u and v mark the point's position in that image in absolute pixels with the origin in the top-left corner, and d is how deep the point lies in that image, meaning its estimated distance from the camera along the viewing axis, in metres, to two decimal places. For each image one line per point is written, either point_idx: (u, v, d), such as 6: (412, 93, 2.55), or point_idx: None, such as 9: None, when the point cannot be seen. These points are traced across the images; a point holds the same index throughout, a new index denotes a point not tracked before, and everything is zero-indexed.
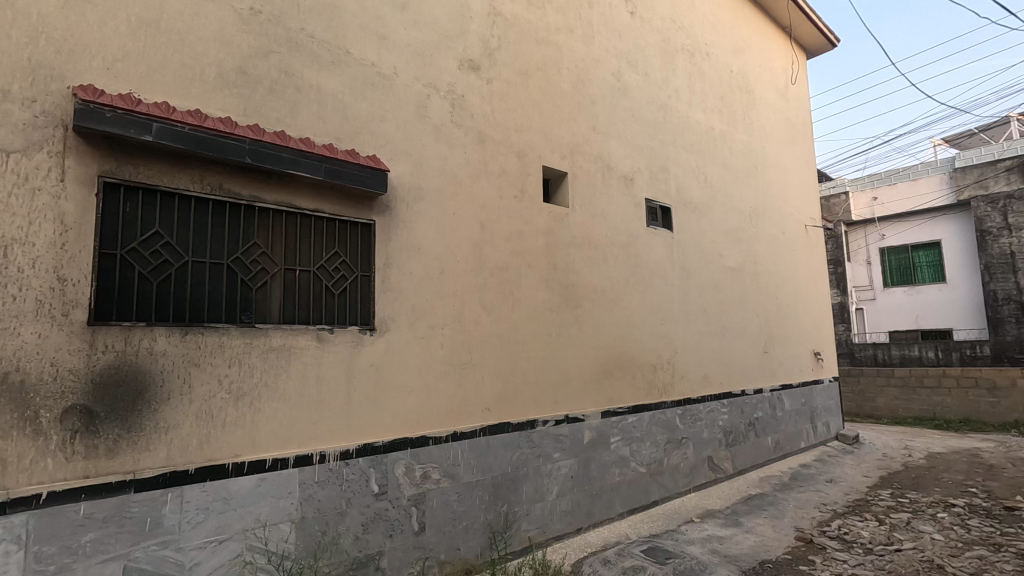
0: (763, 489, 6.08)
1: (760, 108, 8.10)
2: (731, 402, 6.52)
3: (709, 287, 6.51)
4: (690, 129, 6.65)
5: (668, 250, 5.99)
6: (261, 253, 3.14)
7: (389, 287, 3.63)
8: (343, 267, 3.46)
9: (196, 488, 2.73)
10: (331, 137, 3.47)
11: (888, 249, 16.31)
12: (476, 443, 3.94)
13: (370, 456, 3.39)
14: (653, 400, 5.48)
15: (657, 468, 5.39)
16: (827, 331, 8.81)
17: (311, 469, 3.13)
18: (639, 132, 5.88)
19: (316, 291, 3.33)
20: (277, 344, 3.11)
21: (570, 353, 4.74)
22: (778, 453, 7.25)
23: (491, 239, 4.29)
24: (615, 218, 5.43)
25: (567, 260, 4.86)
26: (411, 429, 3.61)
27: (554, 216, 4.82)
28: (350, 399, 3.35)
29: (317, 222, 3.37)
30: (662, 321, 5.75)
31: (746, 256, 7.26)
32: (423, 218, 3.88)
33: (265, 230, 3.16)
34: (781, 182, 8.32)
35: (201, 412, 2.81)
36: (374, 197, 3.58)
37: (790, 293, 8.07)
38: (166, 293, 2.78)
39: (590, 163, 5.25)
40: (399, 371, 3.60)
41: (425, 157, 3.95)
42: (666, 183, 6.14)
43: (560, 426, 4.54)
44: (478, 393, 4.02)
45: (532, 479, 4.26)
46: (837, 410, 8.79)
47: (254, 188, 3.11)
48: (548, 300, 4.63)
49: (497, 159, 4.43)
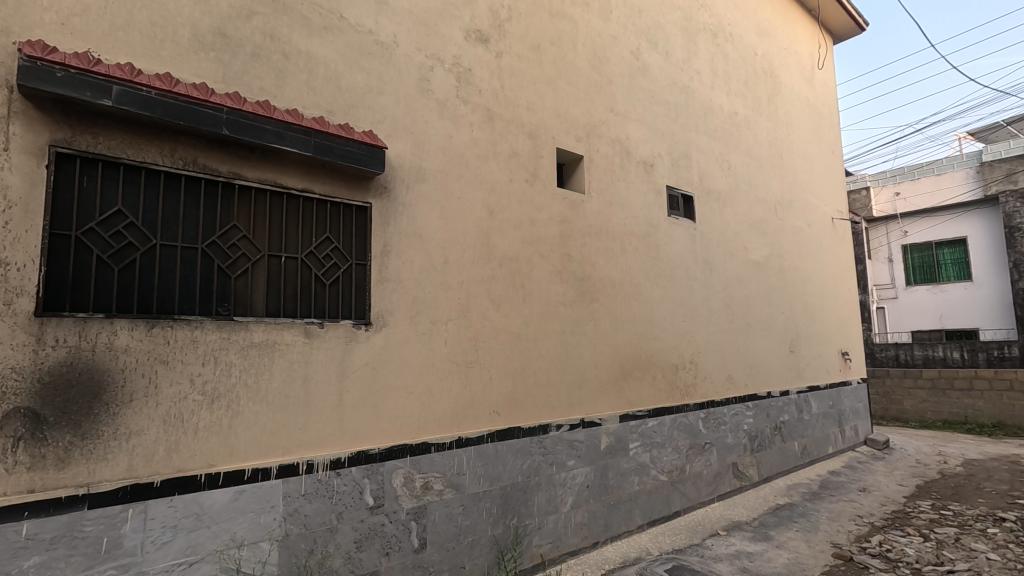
0: (792, 499, 5.67)
1: (786, 94, 7.66)
2: (757, 405, 6.11)
3: (733, 282, 6.09)
4: (714, 114, 6.23)
5: (690, 241, 5.59)
6: (242, 237, 2.80)
7: (388, 277, 3.27)
8: (335, 255, 3.12)
9: (163, 504, 2.39)
10: (322, 111, 3.12)
11: (911, 246, 15.70)
12: (483, 450, 3.58)
13: (365, 465, 3.04)
14: (674, 402, 5.09)
15: (679, 475, 5.00)
16: (855, 330, 8.34)
17: (297, 481, 2.79)
18: (659, 115, 5.48)
19: (305, 281, 2.99)
20: (259, 340, 2.76)
21: (586, 352, 4.36)
22: (805, 458, 6.81)
23: (500, 226, 3.93)
24: (635, 207, 5.04)
25: (583, 251, 4.49)
26: (410, 435, 3.25)
27: (569, 203, 4.44)
28: (342, 402, 3.00)
29: (306, 204, 3.03)
30: (684, 318, 5.35)
31: (771, 249, 6.83)
32: (426, 202, 3.52)
33: (247, 212, 2.82)
34: (807, 173, 7.87)
35: (170, 417, 2.47)
36: (370, 177, 3.23)
37: (817, 289, 7.62)
38: (130, 281, 2.45)
39: (608, 146, 4.87)
40: (396, 370, 3.24)
41: (429, 135, 3.59)
42: (688, 171, 5.74)
43: (575, 431, 4.17)
44: (485, 395, 3.66)
45: (545, 489, 3.89)
46: (866, 413, 8.32)
47: (234, 164, 2.77)
48: (563, 294, 4.26)
49: (507, 139, 4.07)
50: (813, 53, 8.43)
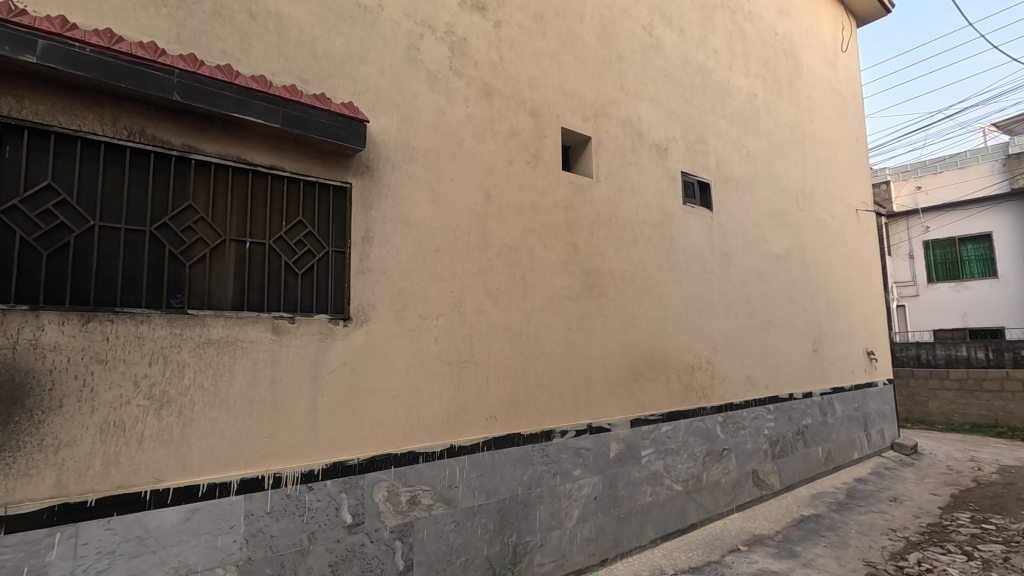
0: (818, 510, 5.26)
1: (808, 77, 7.21)
2: (778, 408, 5.70)
3: (753, 276, 5.68)
4: (732, 96, 5.81)
5: (706, 232, 5.19)
6: (199, 219, 2.46)
7: (370, 267, 2.92)
8: (309, 241, 2.77)
9: (97, 526, 2.06)
10: (294, 79, 2.78)
11: (933, 242, 15.03)
12: (478, 459, 3.22)
13: (342, 478, 2.69)
14: (690, 406, 4.70)
15: (695, 485, 4.61)
16: (880, 328, 7.88)
17: (262, 497, 2.45)
18: (674, 96, 5.08)
19: (274, 270, 2.65)
20: (217, 337, 2.42)
21: (594, 351, 3.99)
22: (829, 465, 6.39)
23: (498, 212, 3.56)
24: (647, 194, 4.66)
25: (590, 240, 4.11)
26: (395, 444, 2.90)
27: (575, 187, 4.06)
28: (316, 407, 2.66)
29: (276, 183, 2.69)
30: (700, 314, 4.95)
31: (792, 242, 6.40)
32: (415, 183, 3.17)
33: (205, 191, 2.49)
34: (830, 161, 7.42)
35: (108, 425, 2.14)
36: (349, 153, 2.88)
37: (841, 285, 7.17)
38: (62, 269, 2.12)
39: (617, 128, 4.49)
40: (379, 371, 2.89)
41: (418, 110, 3.23)
42: (704, 156, 5.33)
43: (581, 437, 3.80)
44: (481, 398, 3.31)
45: (548, 503, 3.53)
46: (892, 416, 7.86)
47: (189, 135, 2.43)
48: (568, 287, 3.89)
49: (507, 117, 3.70)
50: (836, 36, 7.97)
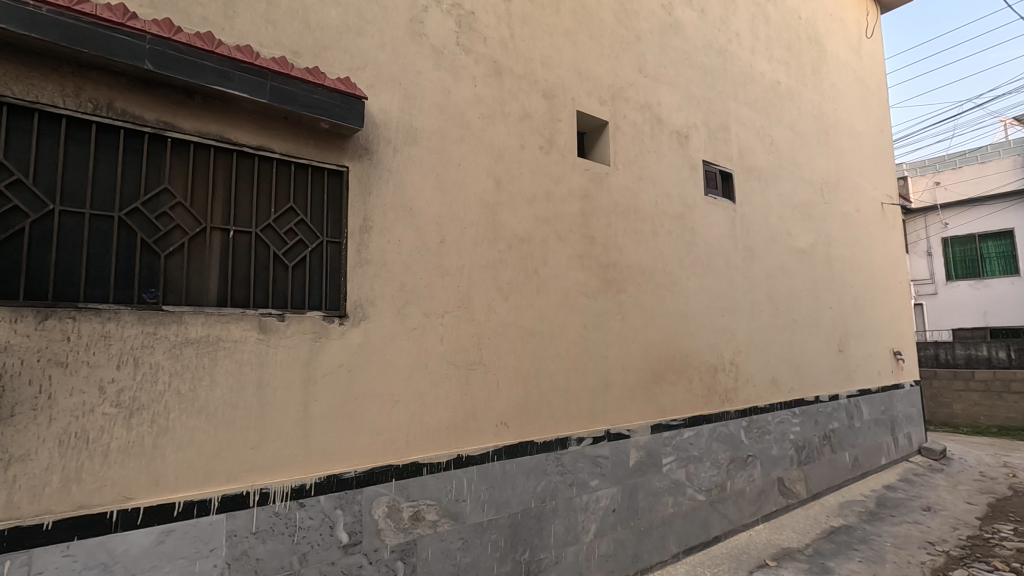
0: (848, 520, 4.95)
1: (832, 64, 6.87)
2: (804, 411, 5.39)
3: (777, 272, 5.37)
4: (755, 81, 5.50)
5: (729, 225, 4.89)
6: (176, 204, 2.19)
7: (368, 259, 2.65)
8: (301, 230, 2.50)
9: (54, 553, 1.80)
10: (284, 51, 2.51)
11: (953, 239, 14.54)
12: (488, 470, 2.95)
13: (337, 493, 2.43)
14: (713, 409, 4.40)
15: (719, 494, 4.31)
16: (907, 327, 7.53)
17: (247, 516, 2.18)
18: (695, 80, 4.78)
19: (261, 262, 2.39)
20: (196, 336, 2.16)
21: (612, 352, 3.70)
22: (857, 471, 6.07)
23: (509, 201, 3.28)
24: (667, 183, 4.37)
25: (607, 232, 3.83)
26: (396, 455, 2.63)
27: (591, 175, 3.78)
28: (308, 415, 2.39)
29: (264, 166, 2.42)
30: (723, 312, 4.65)
31: (817, 236, 6.08)
32: (418, 168, 2.89)
33: (183, 173, 2.22)
34: (855, 152, 7.08)
35: (68, 436, 1.88)
36: (345, 134, 2.61)
37: (867, 281, 6.84)
38: (16, 258, 1.87)
39: (636, 112, 4.19)
40: (379, 374, 2.62)
41: (421, 88, 2.96)
42: (726, 145, 5.02)
43: (599, 445, 3.52)
44: (491, 403, 3.03)
45: (563, 517, 3.25)
46: (919, 419, 7.52)
47: (164, 110, 2.16)
48: (584, 283, 3.61)
49: (518, 98, 3.42)
50: (860, 22, 7.62)
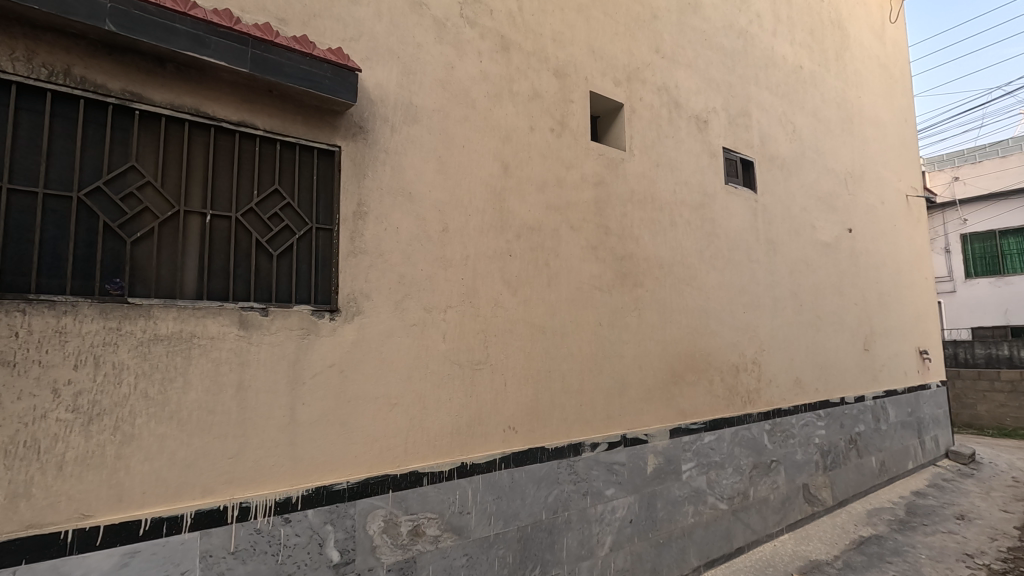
0: (877, 530, 4.66)
1: (855, 50, 6.56)
2: (829, 414, 5.10)
3: (800, 266, 5.07)
4: (777, 65, 5.20)
5: (750, 216, 4.61)
6: (145, 184, 1.96)
7: (363, 248, 2.41)
8: (287, 216, 2.26)
9: None
10: (270, 18, 2.27)
11: (972, 235, 13.98)
12: (494, 479, 2.70)
13: (328, 507, 2.19)
14: (735, 412, 4.13)
15: (741, 502, 4.04)
16: (933, 325, 7.20)
17: (224, 534, 1.95)
18: (714, 63, 4.50)
19: (243, 250, 2.15)
20: (167, 333, 1.92)
21: (628, 350, 3.44)
22: (883, 476, 5.78)
23: (518, 187, 3.03)
24: (686, 171, 4.10)
25: (623, 222, 3.57)
26: (392, 464, 2.39)
27: (606, 161, 3.51)
28: (294, 420, 2.15)
29: (246, 143, 2.18)
30: (744, 308, 4.37)
31: (840, 229, 5.77)
32: (419, 149, 2.65)
33: (153, 150, 1.99)
34: (879, 142, 6.76)
35: (15, 446, 1.65)
36: (337, 110, 2.36)
37: (892, 277, 6.53)
38: None
39: (652, 95, 3.93)
40: (374, 374, 2.38)
41: (422, 63, 2.71)
42: (747, 131, 4.74)
43: (615, 450, 3.26)
44: (498, 406, 2.78)
45: (577, 529, 3.00)
46: (947, 421, 7.19)
47: (131, 79, 1.93)
48: (599, 276, 3.35)
49: (528, 76, 3.16)
50: (883, 6, 7.29)
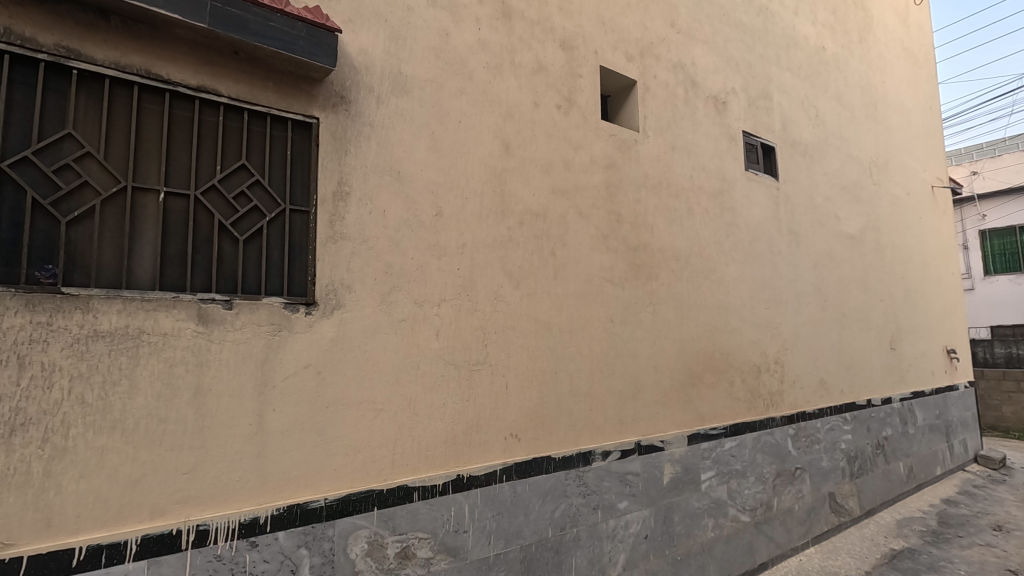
0: (909, 542, 4.33)
1: (879, 32, 6.21)
2: (855, 417, 4.78)
3: (824, 260, 4.75)
4: (799, 45, 4.88)
5: (771, 205, 4.29)
6: (85, 155, 1.69)
7: (344, 233, 2.13)
8: (256, 196, 1.99)
9: None
10: None
11: (991, 232, 13.40)
12: (495, 493, 2.41)
13: (302, 528, 1.90)
14: (757, 416, 3.82)
15: (765, 514, 3.73)
16: (961, 322, 6.83)
17: (177, 563, 1.67)
18: (733, 40, 4.19)
19: (203, 234, 1.87)
20: (110, 329, 1.65)
21: (642, 349, 3.15)
22: (911, 483, 5.44)
23: (521, 168, 2.74)
24: (704, 155, 3.79)
25: (636, 209, 3.27)
26: (377, 478, 2.11)
27: (617, 142, 3.22)
28: (263, 428, 1.88)
29: (208, 112, 1.91)
30: (766, 304, 4.06)
31: (865, 220, 5.44)
32: (408, 124, 2.36)
33: (96, 117, 1.72)
34: (904, 129, 6.41)
35: None
36: (314, 76, 2.08)
37: (919, 272, 6.18)
38: None
39: (667, 72, 3.62)
40: (356, 377, 2.10)
41: (413, 28, 2.42)
42: (768, 115, 4.42)
43: (628, 460, 2.96)
44: (498, 412, 2.50)
45: (587, 547, 2.71)
46: (975, 424, 6.82)
47: (67, 33, 1.65)
48: (610, 268, 3.05)
49: (532, 47, 2.87)
50: None
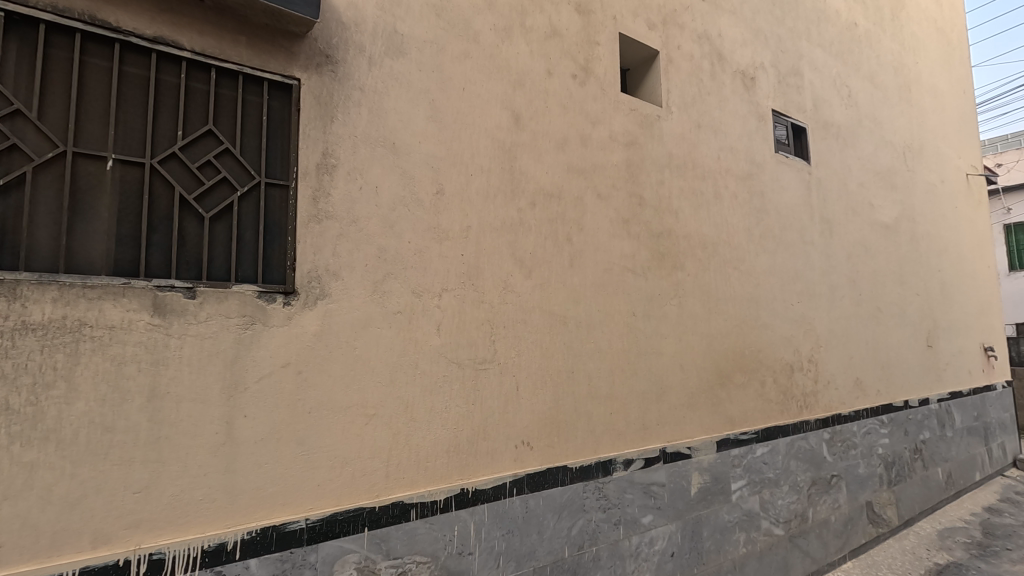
0: (954, 556, 3.98)
1: (911, 10, 5.84)
2: (892, 420, 4.44)
3: (858, 250, 4.41)
4: (830, 21, 4.53)
5: (803, 191, 3.96)
6: (13, 114, 1.41)
7: (330, 212, 1.84)
8: (225, 166, 1.71)
9: None
10: None
11: (1015, 226, 12.84)
12: (504, 510, 2.12)
13: (278, 554, 1.63)
14: (791, 419, 3.50)
15: (799, 526, 3.42)
16: (999, 318, 6.43)
17: None
18: (760, 12, 3.86)
19: (162, 210, 1.60)
20: (42, 320, 1.38)
21: (667, 347, 2.84)
22: (949, 490, 5.09)
23: (534, 144, 2.45)
24: (732, 135, 3.47)
25: (660, 192, 2.96)
26: (368, 495, 1.82)
27: (639, 118, 2.91)
28: (233, 438, 1.60)
29: (166, 69, 1.64)
30: (799, 298, 3.74)
31: (900, 210, 5.08)
32: (405, 90, 2.07)
33: (29, 70, 1.45)
34: (938, 113, 6.03)
35: None
36: (294, 30, 1.79)
37: (955, 265, 5.80)
38: None
39: (692, 43, 3.31)
40: (343, 378, 1.81)
41: None
42: (799, 93, 4.09)
43: (652, 469, 2.66)
44: (507, 417, 2.21)
45: (608, 568, 2.41)
46: (1015, 426, 6.42)
47: None
48: (631, 256, 2.75)
49: (545, 10, 2.58)
50: None
